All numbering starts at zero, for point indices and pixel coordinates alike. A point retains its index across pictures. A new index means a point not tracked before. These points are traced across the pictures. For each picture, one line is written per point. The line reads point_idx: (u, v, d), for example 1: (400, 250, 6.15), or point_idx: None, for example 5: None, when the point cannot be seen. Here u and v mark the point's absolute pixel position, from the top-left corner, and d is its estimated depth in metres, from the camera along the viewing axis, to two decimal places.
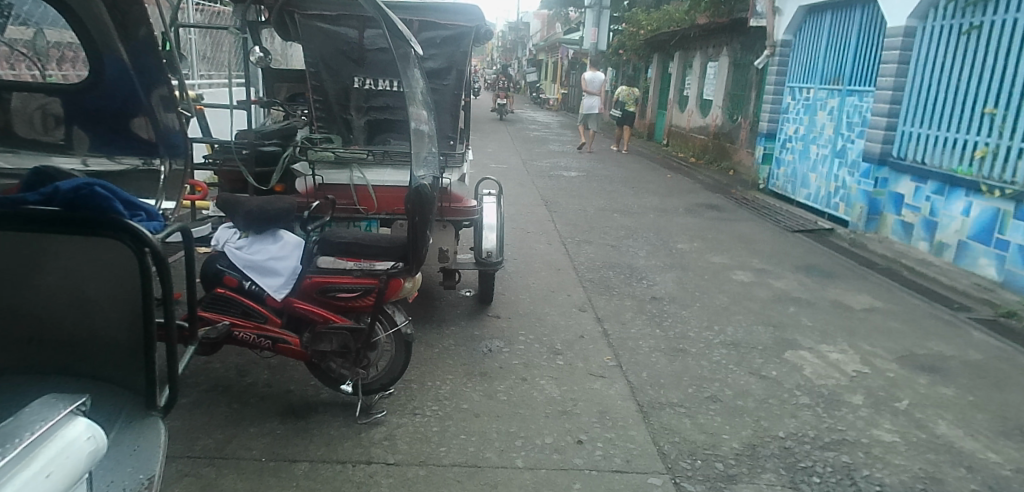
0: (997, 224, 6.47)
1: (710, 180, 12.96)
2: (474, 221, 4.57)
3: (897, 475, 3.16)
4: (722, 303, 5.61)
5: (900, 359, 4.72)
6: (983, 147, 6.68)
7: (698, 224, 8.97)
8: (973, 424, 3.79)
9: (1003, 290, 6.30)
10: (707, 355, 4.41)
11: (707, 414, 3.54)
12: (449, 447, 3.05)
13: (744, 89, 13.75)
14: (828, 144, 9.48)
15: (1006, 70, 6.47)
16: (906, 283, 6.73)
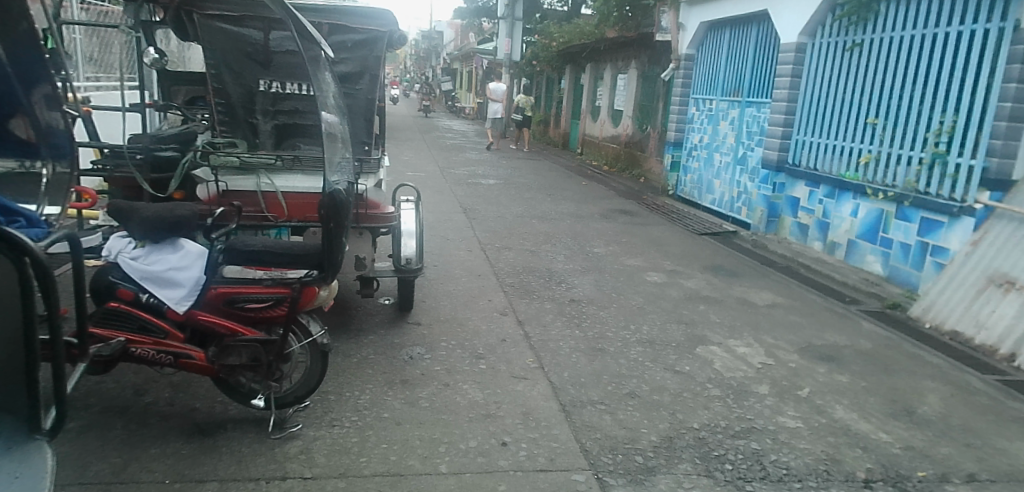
0: (881, 224, 6.98)
1: (624, 186, 13.32)
2: (393, 228, 4.51)
3: (802, 459, 3.33)
4: (637, 304, 5.77)
5: (801, 350, 5.01)
6: (868, 153, 7.18)
7: (612, 229, 9.20)
8: (866, 407, 4.08)
9: (888, 284, 6.78)
10: (625, 353, 4.52)
11: (627, 410, 3.61)
12: (369, 457, 2.98)
13: (652, 100, 14.25)
14: (731, 152, 9.95)
15: (884, 83, 7.02)
16: (804, 280, 7.16)
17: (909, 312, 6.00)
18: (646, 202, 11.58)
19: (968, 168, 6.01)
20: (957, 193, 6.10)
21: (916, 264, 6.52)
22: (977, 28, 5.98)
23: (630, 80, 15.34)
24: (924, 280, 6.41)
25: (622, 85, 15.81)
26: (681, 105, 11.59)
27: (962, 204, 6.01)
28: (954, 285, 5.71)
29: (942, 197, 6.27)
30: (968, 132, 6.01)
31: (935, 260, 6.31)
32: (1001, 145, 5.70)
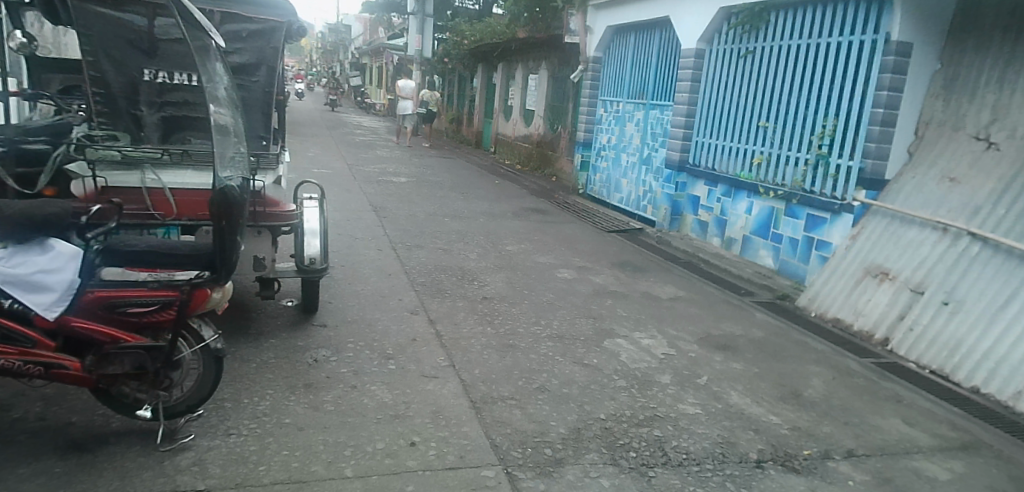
0: (772, 221, 7.40)
1: (536, 185, 13.47)
2: (295, 227, 4.37)
3: (700, 443, 3.49)
4: (548, 300, 5.85)
5: (701, 340, 5.23)
6: (760, 154, 7.60)
7: (523, 227, 9.28)
8: (759, 392, 4.31)
9: (779, 277, 7.20)
10: (535, 348, 4.58)
11: (536, 404, 3.65)
12: (269, 465, 2.86)
13: (562, 101, 14.49)
14: (636, 153, 10.27)
15: (774, 89, 7.47)
16: (703, 274, 7.50)
17: (797, 302, 6.40)
18: (557, 200, 11.76)
19: (846, 168, 6.47)
20: (838, 192, 6.55)
21: (803, 258, 6.95)
22: (854, 39, 6.46)
23: (541, 81, 15.52)
24: (810, 272, 6.85)
25: (533, 85, 15.98)
26: (590, 106, 11.85)
27: (842, 202, 6.46)
28: (836, 277, 6.13)
29: (825, 195, 6.71)
30: (847, 135, 6.48)
31: (819, 254, 6.75)
32: (875, 147, 6.19)
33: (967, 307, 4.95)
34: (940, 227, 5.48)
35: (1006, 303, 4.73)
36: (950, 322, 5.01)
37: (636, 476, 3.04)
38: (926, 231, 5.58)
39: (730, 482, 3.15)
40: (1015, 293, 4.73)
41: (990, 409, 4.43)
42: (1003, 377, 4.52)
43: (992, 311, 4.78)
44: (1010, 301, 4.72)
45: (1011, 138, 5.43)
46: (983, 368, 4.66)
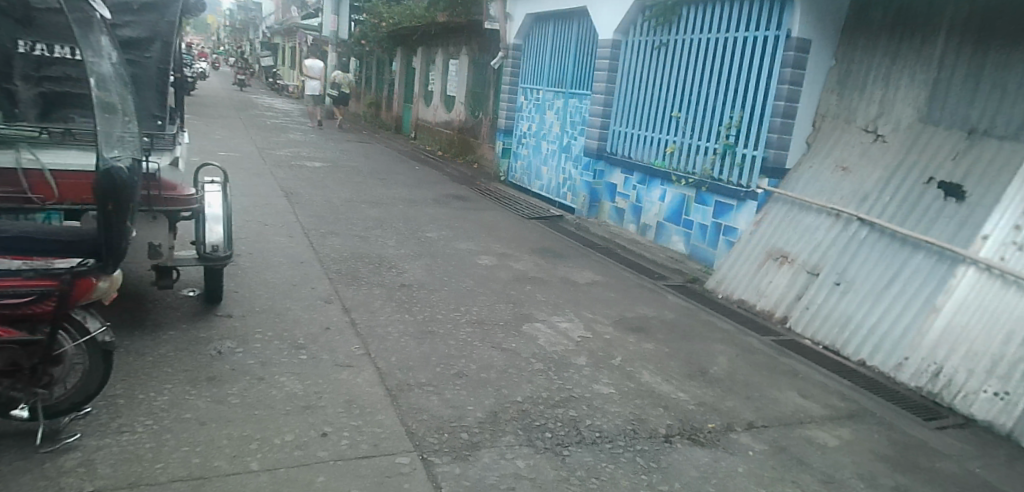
0: (683, 208, 7.65)
1: (457, 171, 13.39)
2: (196, 212, 4.16)
3: (612, 421, 3.59)
4: (467, 286, 5.83)
5: (616, 323, 5.37)
6: (673, 144, 7.84)
7: (442, 213, 9.21)
8: (669, 371, 4.48)
9: (690, 261, 7.47)
10: (453, 334, 4.56)
11: (453, 389, 3.64)
12: (167, 462, 2.72)
13: (483, 87, 14.44)
14: (556, 141, 10.37)
15: (686, 81, 7.73)
16: (619, 259, 7.68)
17: (706, 285, 6.67)
18: (478, 187, 11.73)
19: (751, 158, 6.77)
20: (744, 180, 6.84)
21: (713, 243, 7.23)
22: (759, 34, 6.77)
23: (462, 67, 15.40)
24: (718, 257, 7.13)
25: (453, 71, 15.83)
26: (511, 94, 11.86)
27: (748, 190, 6.76)
28: (741, 261, 6.42)
29: (732, 183, 7.01)
30: (752, 126, 6.79)
31: (727, 240, 7.04)
32: (777, 138, 6.50)
33: (856, 288, 5.29)
34: (833, 213, 5.82)
35: (889, 283, 5.09)
36: (841, 302, 5.34)
37: (551, 456, 3.09)
38: (821, 217, 5.91)
39: (640, 457, 3.25)
40: (897, 274, 5.09)
41: (875, 381, 4.77)
42: (886, 351, 4.87)
43: (877, 291, 5.13)
44: (893, 281, 5.08)
45: (896, 130, 5.83)
46: (869, 343, 5.00)
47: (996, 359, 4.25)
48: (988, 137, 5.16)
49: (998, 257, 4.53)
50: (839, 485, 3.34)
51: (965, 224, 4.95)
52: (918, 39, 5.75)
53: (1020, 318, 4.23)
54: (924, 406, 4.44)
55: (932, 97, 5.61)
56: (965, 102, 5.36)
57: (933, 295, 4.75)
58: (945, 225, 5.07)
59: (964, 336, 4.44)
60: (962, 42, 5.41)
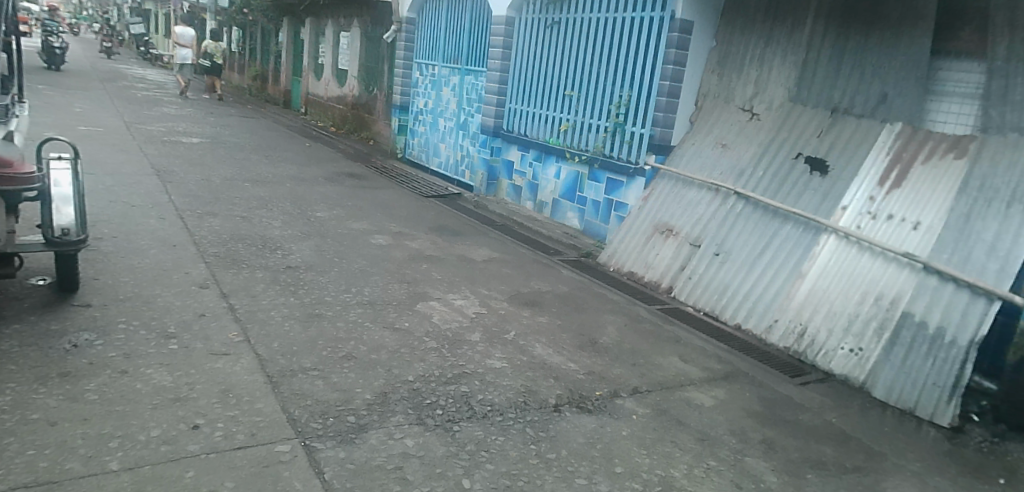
0: (577, 184, 7.79)
1: (350, 149, 12.99)
2: (42, 193, 3.81)
3: (503, 394, 3.63)
4: (359, 266, 5.69)
5: (511, 298, 5.42)
6: (566, 122, 7.96)
7: (332, 191, 8.91)
8: (560, 343, 4.58)
9: (584, 237, 7.63)
10: (342, 316, 4.43)
11: (341, 373, 3.55)
12: (10, 468, 2.47)
13: (377, 62, 14.03)
14: (453, 118, 10.26)
15: (578, 59, 7.85)
16: (516, 235, 7.74)
17: (598, 258, 6.85)
18: (374, 165, 11.43)
19: (639, 136, 6.98)
20: (632, 157, 7.05)
21: (605, 219, 7.42)
22: (645, 14, 6.97)
23: (354, 40, 14.90)
24: (609, 231, 7.33)
25: (345, 44, 15.27)
26: (406, 69, 11.61)
27: (637, 166, 6.96)
28: (629, 234, 6.64)
29: (622, 159, 7.20)
30: (640, 105, 6.99)
31: (618, 215, 7.24)
32: (662, 117, 6.73)
33: (733, 258, 5.62)
34: (713, 187, 6.12)
35: (762, 252, 5.44)
36: (721, 271, 5.66)
37: (441, 433, 3.09)
38: (702, 191, 6.20)
39: (529, 428, 3.31)
40: (770, 244, 5.45)
41: (749, 342, 5.10)
42: (759, 315, 5.22)
43: (752, 260, 5.48)
44: (766, 250, 5.44)
45: (769, 109, 6.18)
46: (744, 308, 5.34)
47: (853, 317, 4.68)
48: (848, 116, 5.59)
49: (855, 226, 5.00)
50: (713, 442, 3.55)
51: (827, 196, 5.34)
52: (788, 23, 6.11)
53: (873, 279, 4.69)
54: (791, 364, 4.79)
55: (801, 78, 5.98)
56: (829, 83, 5.76)
57: (801, 261, 5.16)
58: (811, 197, 5.45)
59: (827, 298, 4.87)
60: (827, 27, 5.80)
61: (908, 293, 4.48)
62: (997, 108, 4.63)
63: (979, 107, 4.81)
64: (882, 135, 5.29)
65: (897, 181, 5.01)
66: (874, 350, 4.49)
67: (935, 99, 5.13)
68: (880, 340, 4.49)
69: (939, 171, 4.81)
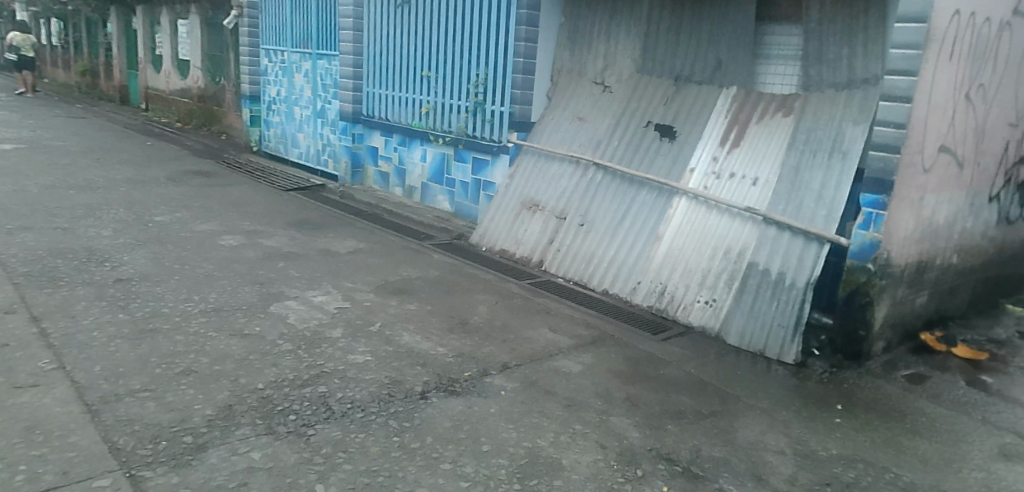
0: (444, 166, 7.67)
1: (199, 144, 12.07)
2: None
3: (366, 389, 3.50)
4: (204, 272, 5.29)
5: (377, 288, 5.26)
6: (428, 104, 7.81)
7: (175, 192, 8.23)
8: (428, 328, 4.50)
9: (456, 219, 7.53)
10: (182, 328, 4.09)
11: (178, 390, 3.27)
12: None
13: (221, 50, 13.09)
14: (309, 105, 9.76)
15: (431, 39, 7.72)
16: (385, 223, 7.50)
17: (470, 239, 6.81)
18: (227, 160, 10.68)
19: (500, 114, 6.93)
20: (495, 135, 7.00)
21: (474, 199, 7.36)
22: None
23: (193, 27, 13.79)
24: (480, 211, 7.27)
25: (184, 33, 14.12)
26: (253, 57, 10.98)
27: (500, 144, 6.94)
28: (497, 213, 6.65)
29: (485, 139, 7.15)
30: (499, 82, 6.93)
31: (487, 194, 7.20)
32: (519, 94, 6.73)
33: (597, 227, 5.77)
34: (572, 160, 6.24)
35: (623, 220, 5.63)
36: (586, 241, 5.81)
37: (293, 440, 2.92)
38: (563, 165, 6.30)
39: (392, 420, 3.22)
40: (629, 211, 5.64)
41: (616, 305, 5.28)
42: (624, 278, 5.42)
43: (614, 228, 5.66)
44: (625, 216, 5.63)
45: (619, 80, 6.37)
46: (610, 274, 5.52)
47: (706, 272, 4.96)
48: (689, 84, 5.86)
49: (703, 187, 5.29)
50: (579, 407, 3.61)
51: (677, 160, 5.59)
52: None
53: (721, 235, 4.99)
54: (655, 321, 5.01)
55: (646, 48, 6.19)
56: (670, 53, 6.00)
57: (657, 224, 5.40)
58: (662, 162, 5.69)
59: (683, 256, 5.13)
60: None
61: (751, 245, 4.81)
62: (815, 67, 5.00)
63: (800, 68, 5.13)
64: (721, 99, 5.61)
65: (736, 141, 5.32)
66: (727, 300, 4.79)
67: (763, 62, 5.40)
68: (731, 290, 4.79)
69: (770, 129, 5.16)
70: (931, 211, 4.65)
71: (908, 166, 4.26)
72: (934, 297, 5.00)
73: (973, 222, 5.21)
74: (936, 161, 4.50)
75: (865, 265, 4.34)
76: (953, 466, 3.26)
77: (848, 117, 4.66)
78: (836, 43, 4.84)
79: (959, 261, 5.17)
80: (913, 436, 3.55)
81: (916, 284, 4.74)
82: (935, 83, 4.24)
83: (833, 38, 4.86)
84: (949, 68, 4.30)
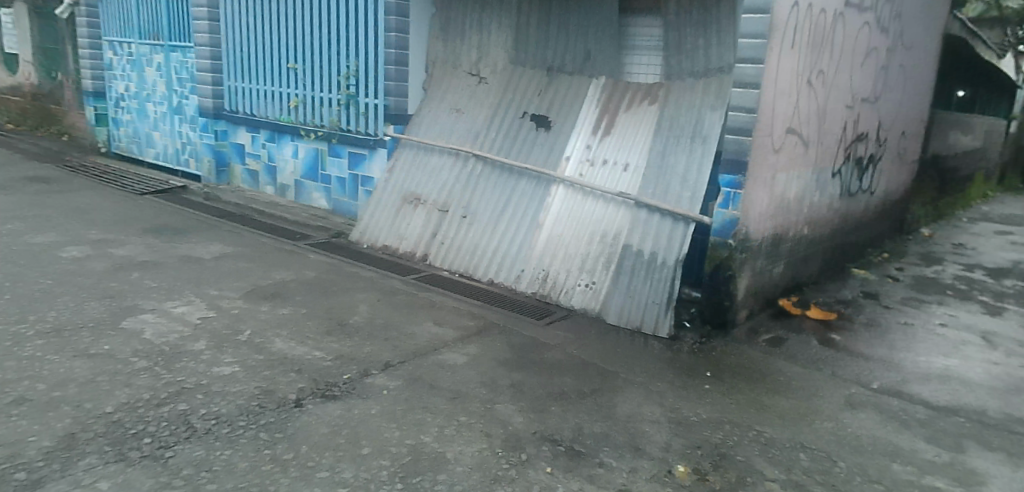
0: (318, 162, 7.36)
1: (35, 147, 10.85)
2: None
3: (233, 402, 3.29)
4: (43, 288, 4.76)
5: (245, 294, 4.96)
6: (296, 97, 7.45)
7: (6, 202, 7.36)
8: (303, 332, 4.30)
9: (334, 216, 7.26)
10: (14, 353, 3.65)
11: (9, 424, 2.91)
12: None
13: (56, 42, 11.82)
14: (164, 101, 9.04)
15: (296, 30, 7.37)
16: (256, 224, 7.09)
17: (349, 237, 6.53)
18: (70, 163, 9.67)
19: (374, 106, 6.71)
20: (371, 129, 6.79)
21: (352, 195, 7.13)
22: None
23: (20, 17, 12.36)
24: (359, 207, 7.05)
25: (9, 23, 12.61)
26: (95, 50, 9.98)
27: (376, 138, 6.74)
28: (376, 207, 6.39)
29: (359, 132, 6.93)
30: (371, 73, 6.71)
31: (365, 189, 6.99)
32: (394, 86, 6.56)
33: (478, 218, 5.73)
34: (452, 151, 6.13)
35: (503, 209, 5.62)
36: (468, 232, 5.75)
37: (148, 464, 2.69)
38: (442, 157, 6.19)
39: (263, 432, 3.04)
40: (509, 200, 5.64)
41: (501, 294, 5.28)
42: (507, 267, 5.42)
43: (495, 217, 5.63)
44: (507, 205, 5.62)
45: (494, 72, 6.28)
46: (494, 263, 5.50)
47: (585, 256, 5.07)
48: (561, 74, 5.93)
49: (579, 174, 5.38)
50: (463, 399, 3.58)
51: (553, 148, 5.64)
52: None
53: (598, 220, 5.12)
54: (539, 307, 5.06)
55: (518, 39, 6.16)
56: (542, 43, 6.03)
57: (537, 212, 5.44)
58: (539, 150, 5.71)
59: (562, 243, 5.21)
60: None
61: (626, 228, 4.97)
62: (675, 56, 5.26)
63: (662, 58, 5.37)
64: (591, 89, 5.73)
65: (607, 129, 5.46)
66: (606, 282, 4.92)
67: (628, 52, 5.59)
68: (608, 272, 4.93)
69: (638, 117, 5.34)
70: (782, 187, 5.01)
71: (759, 147, 4.57)
72: (789, 266, 5.41)
73: (819, 196, 5.68)
74: (784, 141, 4.85)
75: (726, 241, 4.61)
76: (808, 418, 3.54)
77: (706, 104, 4.90)
78: (692, 34, 5.12)
79: (809, 232, 5.62)
80: (774, 395, 3.81)
81: (773, 255, 5.11)
82: (779, 69, 4.55)
83: (690, 30, 5.14)
84: (790, 56, 4.64)
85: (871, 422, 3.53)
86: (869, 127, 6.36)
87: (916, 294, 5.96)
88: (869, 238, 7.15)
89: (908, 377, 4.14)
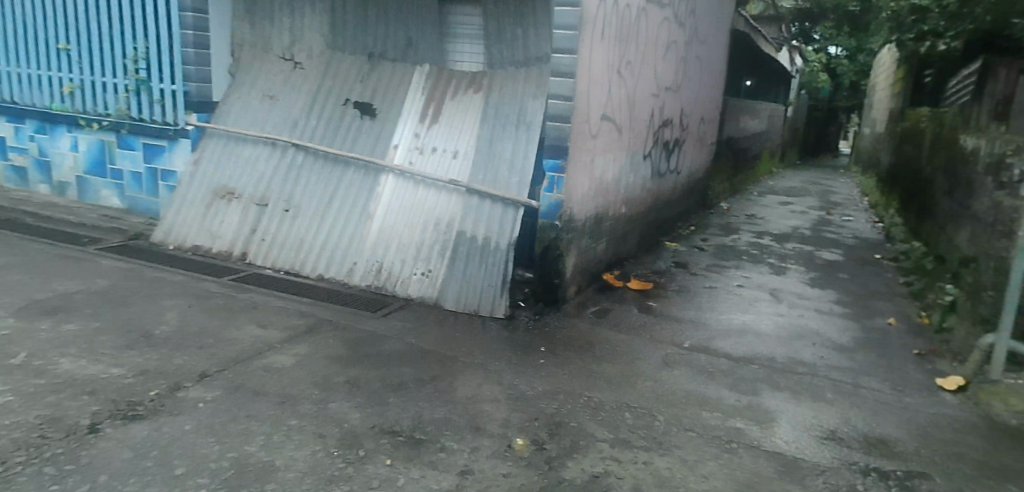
0: (106, 155, 6.58)
1: None
2: None
3: (6, 437, 2.83)
4: None
5: (18, 311, 4.27)
6: (69, 82, 6.52)
7: None
8: (96, 349, 3.81)
9: (131, 215, 6.55)
10: None
11: None
12: None
13: None
14: None
15: (64, 5, 6.42)
16: (28, 225, 6.14)
17: (152, 238, 5.85)
18: None
19: (169, 93, 6.06)
20: (167, 117, 6.14)
21: (151, 191, 6.47)
22: None
23: None
24: (161, 204, 6.42)
25: None
26: None
27: (176, 127, 6.13)
28: (184, 206, 5.75)
29: (153, 122, 6.25)
30: (162, 55, 6.01)
31: (166, 184, 6.37)
32: (195, 70, 5.90)
33: (303, 211, 5.38)
34: (268, 141, 5.61)
35: (330, 201, 5.33)
36: (293, 226, 5.39)
37: None
38: (255, 147, 5.67)
39: (48, 467, 2.65)
40: (336, 191, 5.35)
41: (333, 290, 5.03)
42: (338, 261, 5.18)
43: (322, 210, 5.33)
44: (334, 197, 5.34)
45: (310, 58, 5.77)
46: (324, 258, 5.22)
47: (420, 245, 4.97)
48: (383, 61, 5.61)
49: (408, 162, 5.22)
50: (291, 402, 3.37)
51: (380, 137, 5.38)
52: None
53: (431, 209, 5.02)
54: (374, 299, 4.91)
55: (334, 24, 5.67)
56: (360, 29, 5.60)
57: (367, 203, 5.21)
58: (365, 140, 5.42)
59: (395, 232, 5.07)
60: None
61: (459, 214, 4.92)
62: (496, 45, 5.20)
63: (484, 46, 5.29)
64: (415, 77, 5.52)
65: (434, 117, 5.31)
66: (441, 269, 4.87)
67: (450, 41, 5.41)
68: (444, 259, 4.88)
69: (462, 105, 5.27)
70: (601, 170, 5.29)
71: (578, 133, 4.77)
72: (610, 243, 5.74)
73: (634, 177, 6.08)
74: (600, 127, 5.11)
75: (553, 223, 4.78)
76: (631, 380, 3.78)
77: (529, 91, 4.90)
78: (511, 24, 5.08)
79: (626, 211, 6.00)
80: (601, 363, 4.01)
81: (595, 233, 5.38)
82: (592, 57, 4.76)
83: (508, 20, 5.09)
84: (602, 45, 4.86)
85: (686, 377, 3.84)
86: (673, 113, 6.91)
87: (718, 261, 6.59)
88: (678, 214, 7.81)
89: (713, 333, 4.57)
